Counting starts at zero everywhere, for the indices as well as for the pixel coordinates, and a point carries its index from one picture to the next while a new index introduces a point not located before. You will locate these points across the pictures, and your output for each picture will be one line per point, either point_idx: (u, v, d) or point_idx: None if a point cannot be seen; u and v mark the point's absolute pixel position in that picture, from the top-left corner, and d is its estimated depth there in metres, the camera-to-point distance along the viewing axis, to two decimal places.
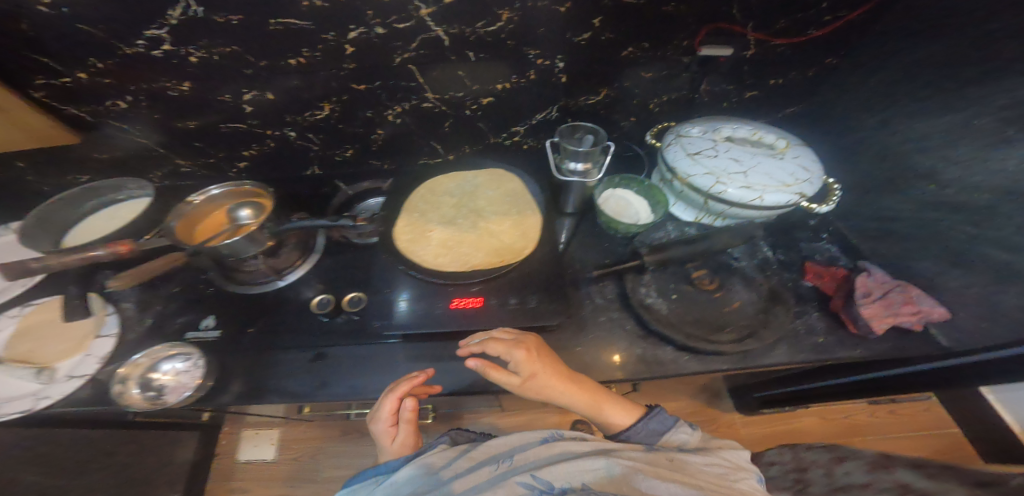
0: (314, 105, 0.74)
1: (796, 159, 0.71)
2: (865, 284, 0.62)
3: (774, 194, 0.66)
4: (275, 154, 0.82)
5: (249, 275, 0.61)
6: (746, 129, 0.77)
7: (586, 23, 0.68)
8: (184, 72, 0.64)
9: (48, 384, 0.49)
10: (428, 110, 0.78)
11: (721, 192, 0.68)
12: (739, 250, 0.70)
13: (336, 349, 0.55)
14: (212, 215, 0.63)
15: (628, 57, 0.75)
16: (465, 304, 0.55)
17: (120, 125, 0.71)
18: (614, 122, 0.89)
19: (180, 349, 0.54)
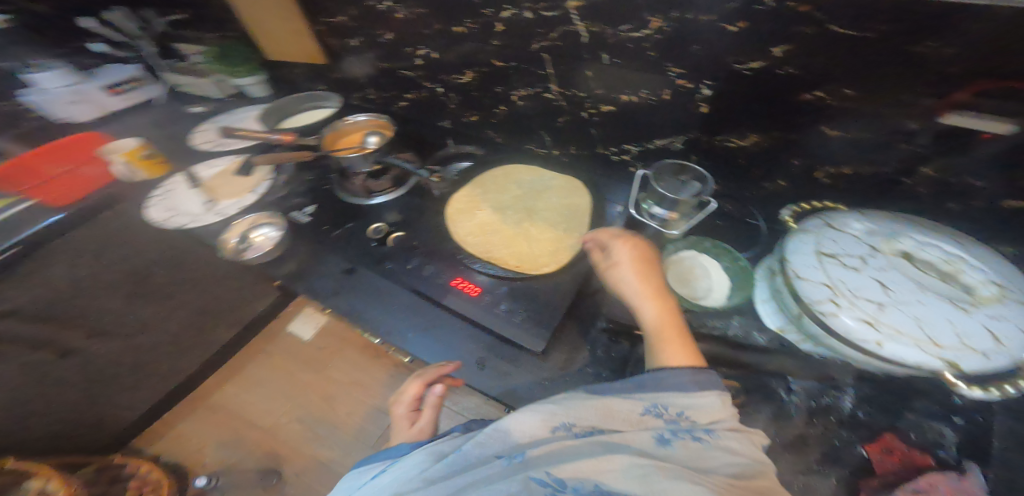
0: (460, 70, 0.81)
1: (988, 316, 0.45)
2: (933, 480, 0.44)
3: (902, 346, 0.45)
4: (421, 104, 0.94)
5: (352, 187, 0.78)
6: (939, 252, 0.51)
7: (762, 51, 0.54)
8: (392, 24, 0.79)
9: (207, 211, 0.78)
10: (550, 102, 0.78)
11: (827, 313, 0.50)
12: (801, 383, 0.55)
13: (363, 272, 0.66)
14: (352, 134, 0.81)
15: (822, 111, 0.56)
16: (464, 286, 0.61)
17: (347, 56, 0.92)
18: (755, 180, 0.71)
19: (273, 221, 0.75)
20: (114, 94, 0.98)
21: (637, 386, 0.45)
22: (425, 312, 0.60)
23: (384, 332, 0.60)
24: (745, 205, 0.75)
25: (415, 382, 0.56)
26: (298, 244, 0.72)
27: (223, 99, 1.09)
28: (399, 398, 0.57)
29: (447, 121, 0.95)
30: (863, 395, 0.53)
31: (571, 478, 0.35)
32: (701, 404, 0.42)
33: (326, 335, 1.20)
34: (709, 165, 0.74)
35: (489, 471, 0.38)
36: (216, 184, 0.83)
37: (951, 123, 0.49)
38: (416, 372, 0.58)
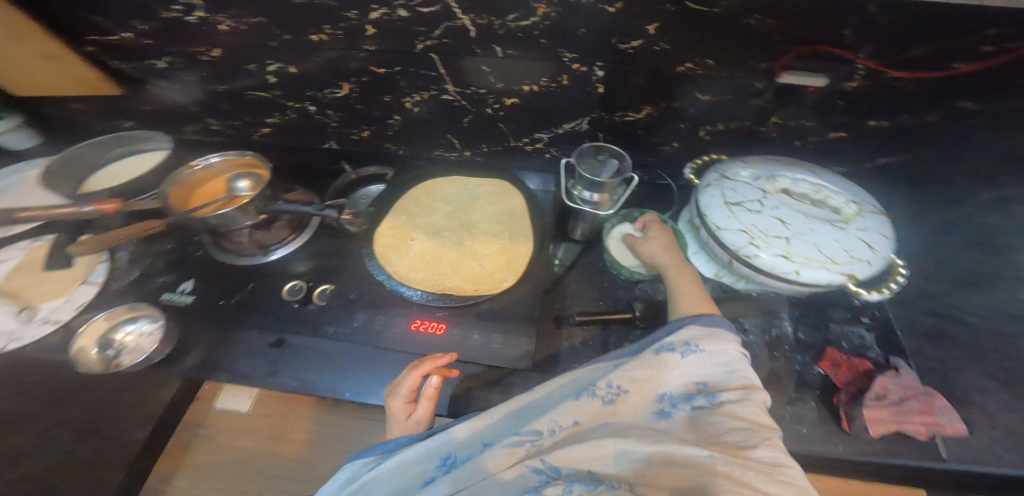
0: (332, 84, 0.69)
1: (859, 231, 0.57)
2: (882, 385, 0.55)
3: (814, 270, 0.55)
4: (292, 126, 0.78)
5: (238, 247, 0.62)
6: (807, 182, 0.62)
7: (640, 29, 0.56)
8: (217, 39, 0.61)
9: (25, 325, 0.54)
10: (449, 103, 0.72)
11: (752, 256, 0.57)
12: (753, 322, 0.65)
13: (295, 339, 0.54)
14: (212, 182, 0.65)
15: (695, 78, 0.62)
16: (426, 327, 0.55)
17: (163, 84, 0.71)
18: (652, 145, 0.77)
19: (144, 311, 0.58)
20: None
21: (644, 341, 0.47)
22: (388, 367, 0.52)
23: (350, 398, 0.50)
24: (652, 167, 0.81)
25: (410, 375, 0.47)
26: (187, 331, 0.56)
27: None
28: (391, 392, 0.49)
29: (331, 141, 0.82)
30: (794, 315, 0.66)
31: (570, 469, 0.37)
32: (696, 357, 0.44)
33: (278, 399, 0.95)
34: (614, 138, 0.77)
35: (500, 456, 0.40)
36: (18, 287, 0.57)
37: (783, 83, 0.59)
38: (410, 364, 0.49)
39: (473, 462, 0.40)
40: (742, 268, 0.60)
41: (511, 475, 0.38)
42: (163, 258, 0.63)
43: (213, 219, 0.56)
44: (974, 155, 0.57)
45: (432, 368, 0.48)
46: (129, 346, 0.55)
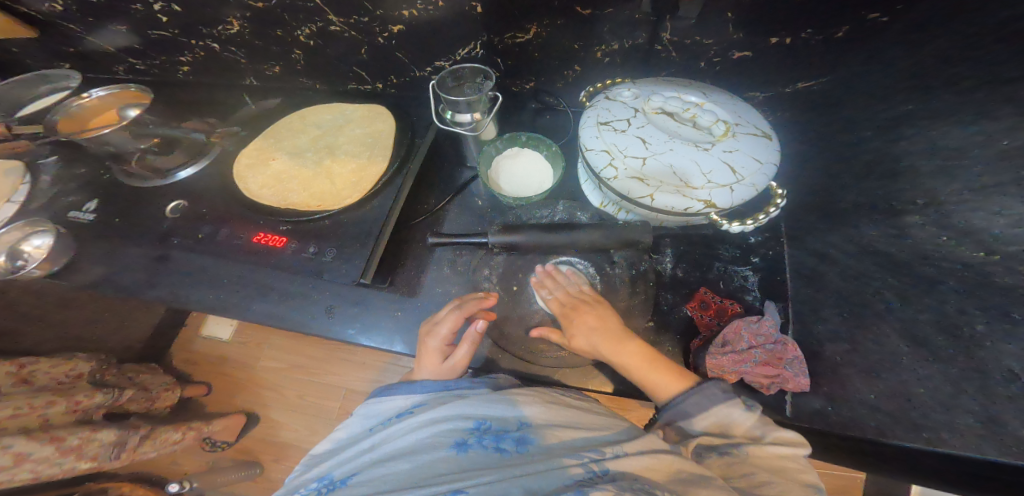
0: (222, 21, 0.71)
1: (724, 153, 0.56)
2: (734, 331, 0.55)
3: (665, 194, 0.56)
4: (206, 64, 0.83)
5: (142, 170, 0.67)
6: (684, 101, 0.60)
7: None
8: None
9: None
10: (336, 34, 0.71)
11: (610, 178, 0.59)
12: (622, 256, 0.66)
13: (178, 254, 0.62)
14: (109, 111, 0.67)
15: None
16: (269, 240, 0.60)
17: (87, 28, 0.76)
18: (555, 69, 0.72)
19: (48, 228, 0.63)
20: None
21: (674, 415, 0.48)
22: (257, 281, 0.62)
23: (225, 306, 0.61)
24: (556, 99, 0.79)
25: (453, 314, 0.58)
26: (87, 245, 0.63)
27: None
28: (430, 326, 0.60)
29: (251, 77, 0.85)
30: (677, 251, 0.68)
31: (614, 471, 0.38)
32: (737, 417, 0.45)
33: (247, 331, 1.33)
34: (514, 64, 0.73)
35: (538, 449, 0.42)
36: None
37: None
38: (456, 303, 0.60)
39: (510, 449, 0.42)
40: (611, 192, 0.62)
41: (549, 469, 0.39)
42: (75, 181, 0.68)
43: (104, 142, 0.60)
44: (884, 71, 0.48)
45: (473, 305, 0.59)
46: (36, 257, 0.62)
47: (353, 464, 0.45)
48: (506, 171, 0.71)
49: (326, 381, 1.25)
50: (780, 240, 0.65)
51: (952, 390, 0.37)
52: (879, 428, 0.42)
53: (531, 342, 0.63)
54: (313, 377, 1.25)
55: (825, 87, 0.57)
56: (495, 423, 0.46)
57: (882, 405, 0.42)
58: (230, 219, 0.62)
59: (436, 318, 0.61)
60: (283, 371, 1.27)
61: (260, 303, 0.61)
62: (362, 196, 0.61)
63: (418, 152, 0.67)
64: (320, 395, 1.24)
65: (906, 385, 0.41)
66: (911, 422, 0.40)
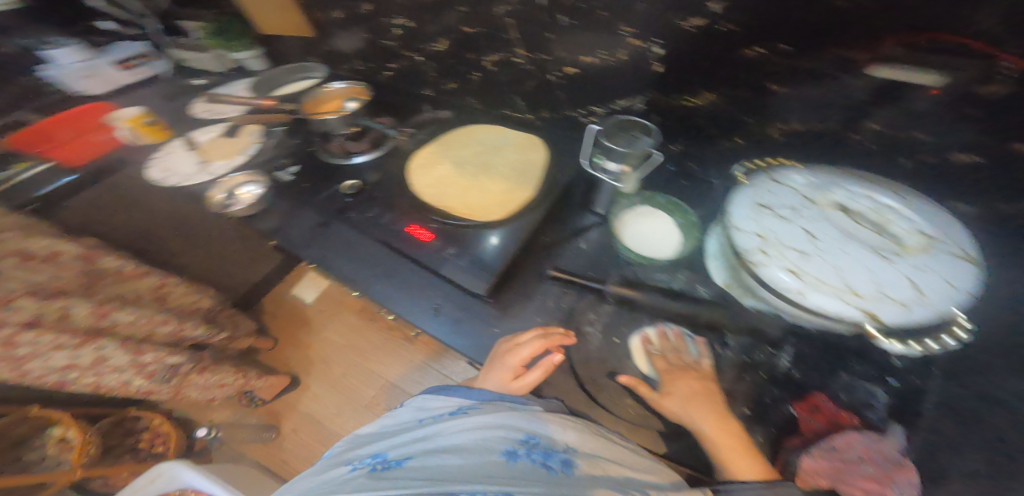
0: (433, 39, 0.84)
1: (914, 269, 0.46)
2: (845, 440, 0.48)
3: (823, 296, 0.48)
4: (404, 73, 0.96)
5: (333, 149, 0.82)
6: (871, 202, 0.53)
7: (702, 5, 0.51)
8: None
9: (200, 171, 0.80)
10: (518, 66, 0.79)
11: (756, 262, 0.54)
12: (736, 340, 0.62)
13: (336, 226, 0.73)
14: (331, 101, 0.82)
15: (765, 66, 0.54)
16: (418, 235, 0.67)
17: (332, 28, 0.93)
18: (712, 139, 0.71)
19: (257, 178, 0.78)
20: (123, 69, 1.05)
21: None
22: (387, 263, 0.68)
23: (353, 279, 0.68)
24: (705, 166, 0.76)
25: (537, 339, 0.60)
26: (277, 198, 0.77)
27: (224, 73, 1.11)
28: (512, 345, 0.60)
29: (429, 90, 0.97)
30: (804, 353, 0.58)
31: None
32: None
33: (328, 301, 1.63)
34: (671, 125, 0.73)
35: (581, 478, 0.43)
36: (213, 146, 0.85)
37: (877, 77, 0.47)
38: (540, 330, 0.61)
39: (554, 468, 0.44)
40: (746, 277, 0.56)
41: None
42: (285, 148, 0.85)
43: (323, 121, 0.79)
44: None
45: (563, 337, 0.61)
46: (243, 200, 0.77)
47: (409, 448, 0.50)
48: (633, 228, 0.70)
49: (373, 369, 1.49)
50: None
51: None
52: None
53: (616, 399, 0.59)
54: (364, 361, 1.51)
55: None
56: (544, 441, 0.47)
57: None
58: (392, 208, 0.72)
59: (515, 338, 0.62)
60: (339, 348, 1.54)
61: (381, 285, 0.67)
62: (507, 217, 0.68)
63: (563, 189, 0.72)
64: (360, 377, 1.48)
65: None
66: None
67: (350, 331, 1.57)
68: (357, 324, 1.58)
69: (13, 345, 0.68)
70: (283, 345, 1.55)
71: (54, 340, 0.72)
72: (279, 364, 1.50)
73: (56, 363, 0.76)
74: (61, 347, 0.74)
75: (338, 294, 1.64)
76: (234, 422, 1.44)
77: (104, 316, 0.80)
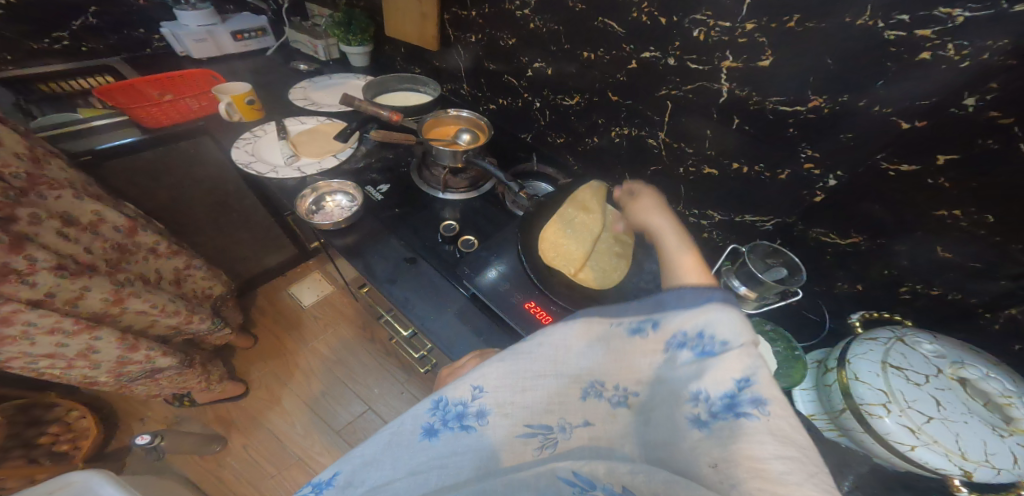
0: (567, 92, 0.78)
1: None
2: None
3: (933, 455, 0.45)
4: (510, 111, 0.90)
5: (430, 176, 0.75)
6: (1004, 385, 0.49)
7: (925, 155, 0.48)
8: (518, 30, 0.76)
9: (286, 165, 0.73)
10: (648, 147, 0.74)
11: (871, 414, 0.49)
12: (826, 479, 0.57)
13: (424, 263, 0.65)
14: (448, 126, 0.76)
15: (949, 230, 0.51)
16: (536, 312, 0.58)
17: (458, 48, 0.88)
18: (832, 280, 0.68)
19: (351, 191, 0.70)
20: (236, 40, 1.07)
21: (662, 304, 0.35)
22: (474, 323, 0.60)
23: (431, 332, 0.59)
24: (815, 299, 0.72)
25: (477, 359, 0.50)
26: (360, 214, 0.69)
27: (325, 62, 1.07)
28: (456, 370, 0.51)
29: (528, 135, 0.91)
30: None
31: (608, 484, 0.30)
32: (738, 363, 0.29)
33: (326, 307, 1.46)
34: (797, 253, 0.69)
35: (503, 429, 0.32)
36: (304, 139, 0.78)
37: None
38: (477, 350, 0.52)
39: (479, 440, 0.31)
40: (848, 420, 0.52)
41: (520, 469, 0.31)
42: (380, 160, 0.77)
43: (434, 148, 0.69)
44: None
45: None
46: (327, 210, 0.68)
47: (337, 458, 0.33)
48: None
49: (355, 391, 1.28)
50: None
51: None
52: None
53: None
54: (348, 383, 1.30)
55: None
56: (451, 387, 0.33)
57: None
58: (492, 265, 0.64)
59: (460, 362, 0.52)
60: (322, 362, 1.34)
61: (462, 350, 0.57)
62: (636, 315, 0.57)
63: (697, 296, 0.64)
64: (338, 401, 1.26)
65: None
66: None
67: (339, 345, 1.38)
68: (349, 339, 1.40)
69: (9, 323, 0.55)
70: (261, 349, 1.34)
71: (52, 323, 0.60)
72: (251, 369, 1.30)
73: (37, 348, 0.62)
74: (55, 332, 0.61)
75: (338, 304, 1.48)
76: (175, 423, 1.19)
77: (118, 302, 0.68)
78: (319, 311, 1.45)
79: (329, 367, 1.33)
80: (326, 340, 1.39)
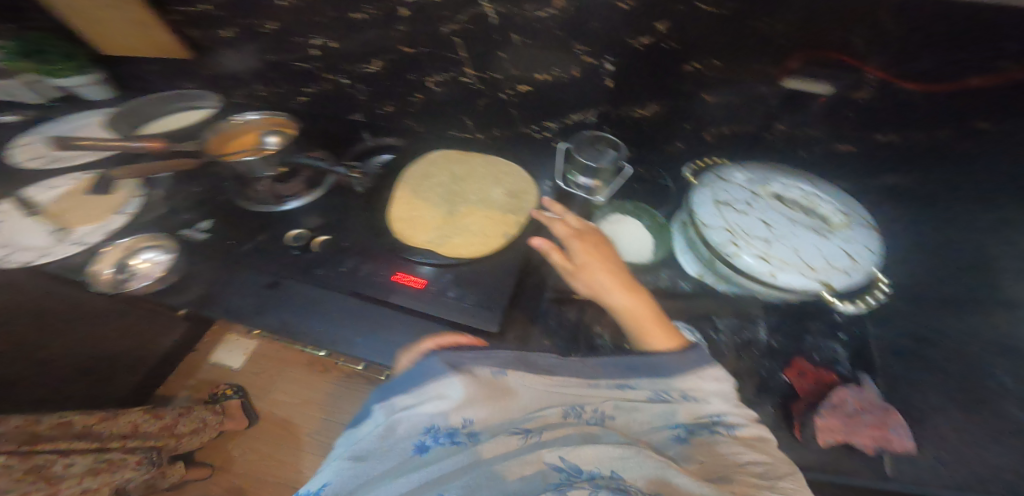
0: (363, 59, 0.73)
1: (843, 242, 0.58)
2: (841, 395, 0.59)
3: (791, 275, 0.57)
4: (322, 97, 0.83)
5: (256, 194, 0.70)
6: (801, 190, 0.62)
7: (652, 27, 0.56)
8: (273, 12, 0.68)
9: (56, 245, 0.63)
10: (467, 86, 0.75)
11: (732, 255, 0.60)
12: (725, 324, 0.69)
13: (288, 283, 0.62)
14: (245, 135, 0.70)
15: (702, 77, 0.62)
16: (407, 281, 0.58)
17: (221, 51, 0.77)
18: (657, 144, 0.78)
19: (162, 243, 0.65)
20: None
21: (649, 369, 0.46)
22: (364, 318, 0.58)
23: (325, 343, 0.57)
24: (655, 165, 0.83)
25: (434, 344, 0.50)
26: (193, 261, 0.64)
27: (45, 104, 0.85)
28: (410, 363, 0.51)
29: (358, 114, 0.85)
30: (768, 319, 0.70)
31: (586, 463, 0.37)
32: (707, 386, 0.45)
33: (258, 360, 1.36)
34: (622, 134, 0.78)
35: (491, 441, 0.41)
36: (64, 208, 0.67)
37: (789, 88, 0.59)
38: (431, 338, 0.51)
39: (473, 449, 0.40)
40: (722, 266, 0.64)
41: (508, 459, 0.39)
42: (188, 198, 0.69)
43: (238, 164, 0.63)
44: (993, 178, 0.55)
45: (871, 444, 0.55)
46: (142, 272, 0.62)
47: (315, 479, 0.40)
48: (612, 237, 0.73)
49: (329, 417, 1.28)
50: (870, 322, 0.69)
51: None
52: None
53: None
54: (323, 414, 1.29)
55: (935, 187, 0.62)
56: (446, 417, 0.42)
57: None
58: (361, 257, 0.63)
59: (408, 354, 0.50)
60: (291, 406, 1.30)
61: (364, 342, 0.56)
62: (500, 248, 0.62)
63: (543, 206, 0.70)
64: (329, 434, 1.26)
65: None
66: None
67: (299, 388, 1.33)
68: (295, 376, 1.34)
69: None
70: None
71: None
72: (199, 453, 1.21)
73: None
74: None
75: (271, 352, 1.38)
76: None
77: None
78: (252, 367, 1.35)
79: (287, 412, 1.29)
80: (282, 386, 1.34)
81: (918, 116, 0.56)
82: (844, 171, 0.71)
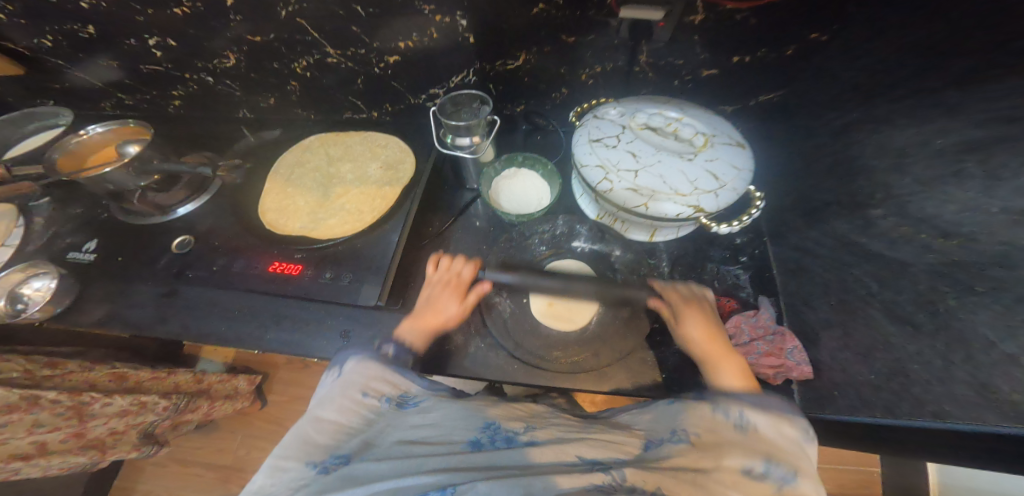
0: (218, 54, 0.71)
1: (707, 162, 0.58)
2: (736, 325, 0.62)
3: (659, 201, 0.57)
4: (197, 97, 0.82)
5: (133, 208, 0.70)
6: (665, 117, 0.62)
7: None
8: (83, 16, 0.65)
9: None
10: (335, 66, 0.72)
11: (607, 191, 0.60)
12: (623, 263, 0.69)
13: (184, 290, 0.63)
14: (104, 150, 0.69)
15: (545, 19, 0.61)
16: (284, 269, 0.62)
17: (50, 59, 0.74)
18: (543, 92, 0.76)
19: (46, 270, 0.65)
20: None
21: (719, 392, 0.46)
22: (266, 310, 0.61)
23: (227, 338, 0.60)
24: (549, 116, 0.82)
25: (470, 265, 0.65)
26: (88, 281, 0.65)
27: None
28: (449, 277, 0.64)
29: (244, 110, 0.85)
30: (663, 248, 0.71)
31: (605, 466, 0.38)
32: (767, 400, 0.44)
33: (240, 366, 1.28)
34: (506, 89, 0.77)
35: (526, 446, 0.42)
36: None
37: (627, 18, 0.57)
38: (446, 260, 0.66)
39: (518, 452, 0.40)
40: (607, 203, 0.63)
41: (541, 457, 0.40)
42: (72, 220, 0.71)
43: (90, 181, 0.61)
44: (835, 84, 0.55)
45: (771, 373, 0.57)
46: (36, 299, 0.63)
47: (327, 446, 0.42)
48: (507, 190, 0.72)
49: None
50: (765, 239, 0.71)
51: (942, 362, 0.41)
52: (884, 405, 0.46)
53: (543, 348, 0.61)
54: None
55: (799, 98, 0.63)
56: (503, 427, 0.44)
57: (880, 381, 0.47)
58: (250, 255, 0.64)
59: (441, 266, 0.65)
60: (279, 404, 1.20)
61: (268, 333, 0.60)
62: (376, 220, 0.65)
63: (424, 173, 0.72)
64: None
65: (898, 359, 0.45)
66: (912, 396, 0.43)
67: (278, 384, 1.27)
68: None
69: None
70: None
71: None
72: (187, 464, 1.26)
73: None
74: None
75: (253, 357, 1.24)
76: None
77: (80, 417, 0.72)
78: None
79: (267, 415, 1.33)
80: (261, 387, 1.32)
81: (763, 29, 0.57)
82: (722, 94, 0.71)
